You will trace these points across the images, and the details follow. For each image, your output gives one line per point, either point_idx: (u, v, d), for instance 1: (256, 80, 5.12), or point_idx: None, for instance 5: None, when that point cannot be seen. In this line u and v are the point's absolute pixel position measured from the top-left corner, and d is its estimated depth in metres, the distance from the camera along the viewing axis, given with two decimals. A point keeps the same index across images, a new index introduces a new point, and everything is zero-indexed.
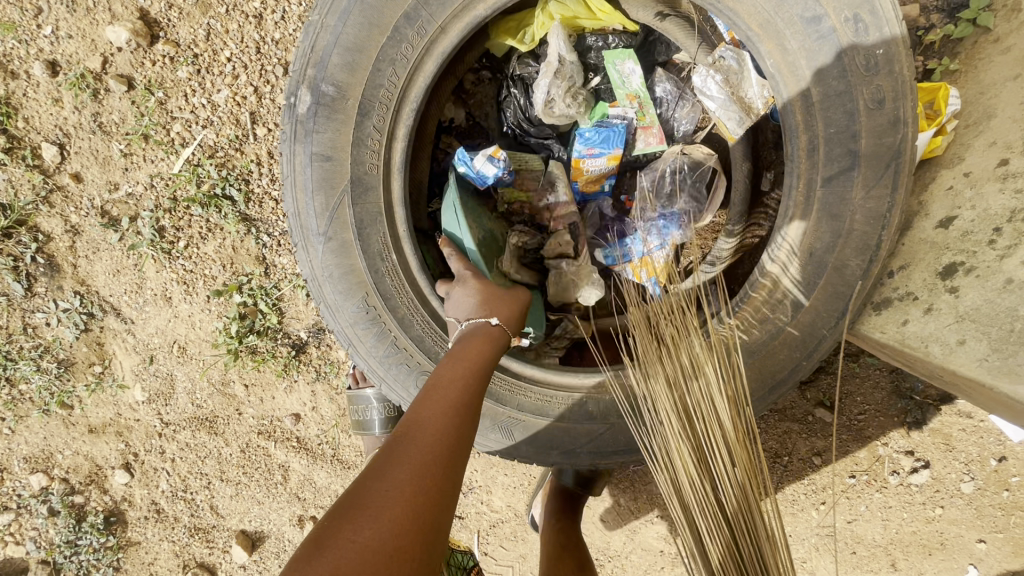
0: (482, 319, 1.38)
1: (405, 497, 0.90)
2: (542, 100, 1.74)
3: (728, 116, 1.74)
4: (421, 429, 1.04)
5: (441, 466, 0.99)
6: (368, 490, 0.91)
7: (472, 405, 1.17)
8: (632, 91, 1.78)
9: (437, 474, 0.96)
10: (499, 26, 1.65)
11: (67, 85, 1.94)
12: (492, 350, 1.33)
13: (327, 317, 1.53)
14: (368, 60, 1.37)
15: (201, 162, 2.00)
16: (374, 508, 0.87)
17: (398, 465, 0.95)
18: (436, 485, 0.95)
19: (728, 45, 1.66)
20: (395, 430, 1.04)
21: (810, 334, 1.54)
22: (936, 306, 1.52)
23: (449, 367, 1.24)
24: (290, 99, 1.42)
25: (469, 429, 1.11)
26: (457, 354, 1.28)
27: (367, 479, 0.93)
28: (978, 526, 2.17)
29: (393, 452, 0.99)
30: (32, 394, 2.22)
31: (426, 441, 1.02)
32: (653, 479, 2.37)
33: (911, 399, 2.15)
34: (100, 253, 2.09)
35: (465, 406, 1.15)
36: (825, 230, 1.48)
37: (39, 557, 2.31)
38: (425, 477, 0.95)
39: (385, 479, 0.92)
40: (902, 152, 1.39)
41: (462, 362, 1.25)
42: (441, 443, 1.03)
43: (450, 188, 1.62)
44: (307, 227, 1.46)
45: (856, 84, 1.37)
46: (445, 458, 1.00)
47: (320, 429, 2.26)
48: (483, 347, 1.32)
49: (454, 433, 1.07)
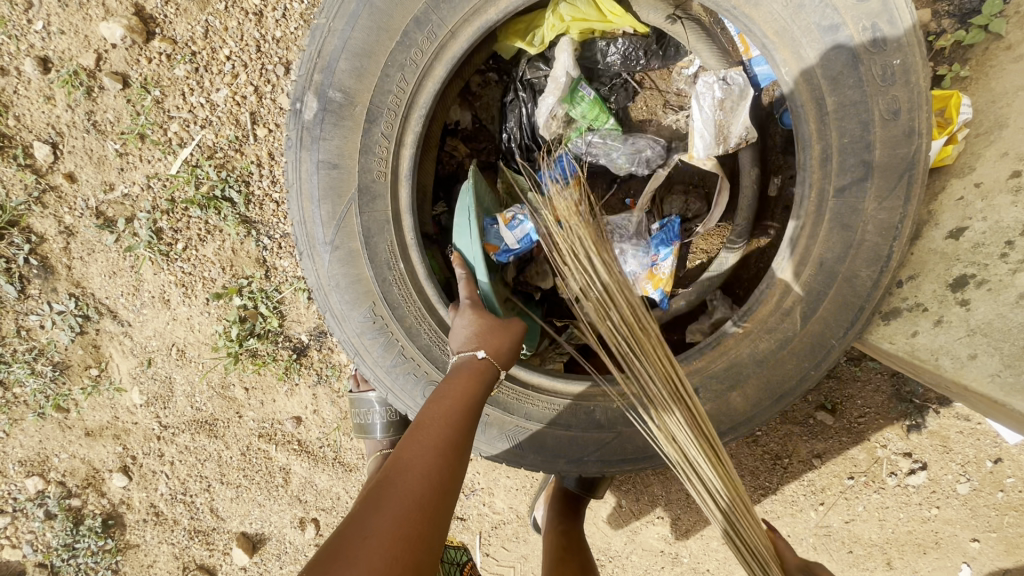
0: (468, 352, 1.34)
1: (381, 551, 0.87)
2: (546, 113, 1.73)
3: (701, 135, 1.68)
4: (405, 473, 1.02)
5: (423, 513, 0.97)
6: (345, 541, 0.88)
7: (458, 446, 1.15)
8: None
9: (417, 525, 0.94)
10: (511, 26, 1.62)
11: (59, 83, 1.88)
12: (481, 386, 1.30)
13: (332, 326, 1.50)
14: (376, 65, 1.34)
15: (199, 163, 1.96)
16: (350, 561, 0.84)
17: (379, 513, 0.93)
18: (416, 537, 0.92)
19: (743, 73, 1.62)
20: (378, 475, 1.02)
21: (818, 343, 1.54)
22: (946, 318, 1.54)
23: (437, 403, 1.22)
24: (295, 105, 1.38)
25: (455, 473, 1.09)
26: (446, 389, 1.26)
27: (347, 526, 0.91)
28: (972, 525, 2.21)
29: (374, 497, 0.97)
30: (27, 397, 2.18)
31: (409, 487, 0.99)
32: (655, 480, 2.37)
33: (911, 403, 2.16)
34: (95, 254, 2.04)
35: (450, 446, 1.12)
36: (836, 241, 1.47)
37: (37, 559, 2.28)
38: (405, 527, 0.92)
39: (364, 527, 0.91)
40: (915, 163, 1.38)
41: (448, 401, 1.23)
42: (424, 490, 1.00)
43: (466, 189, 1.50)
44: (313, 235, 1.43)
45: (872, 95, 1.36)
46: (429, 504, 0.99)
47: (321, 432, 2.24)
48: (470, 385, 1.29)
49: (440, 478, 1.04)
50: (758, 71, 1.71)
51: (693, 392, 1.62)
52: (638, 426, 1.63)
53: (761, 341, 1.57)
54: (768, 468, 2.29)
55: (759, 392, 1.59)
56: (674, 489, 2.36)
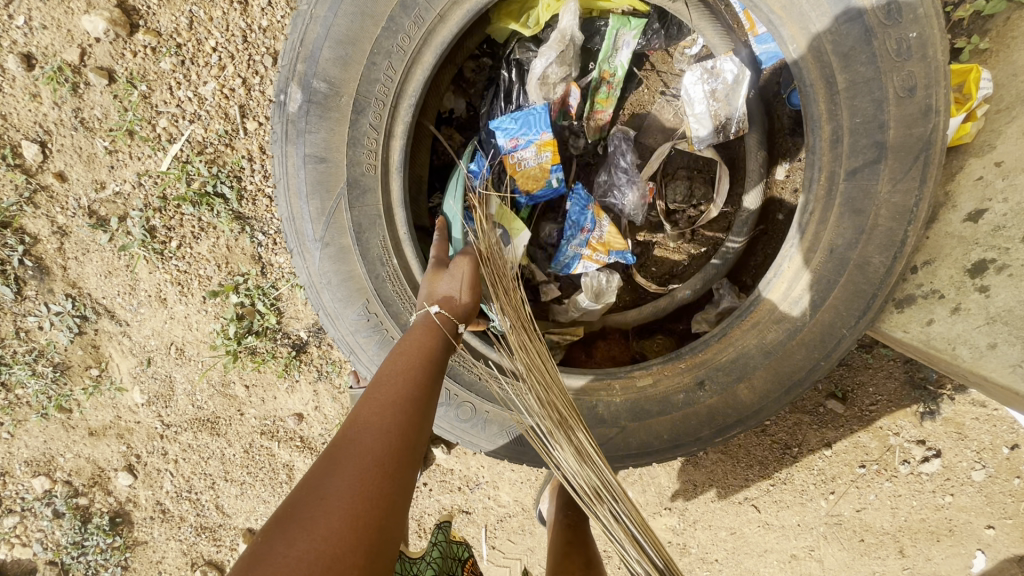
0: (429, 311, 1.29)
1: (340, 511, 0.82)
2: (536, 74, 1.64)
3: (699, 124, 1.72)
4: (363, 428, 0.96)
5: (386, 470, 0.91)
6: (305, 504, 0.83)
7: (422, 398, 1.08)
8: (614, 67, 1.73)
9: (380, 483, 0.89)
10: (502, 7, 1.55)
11: (44, 79, 1.83)
12: (442, 342, 1.24)
13: (326, 325, 1.47)
14: (362, 53, 1.28)
15: (190, 159, 1.92)
16: (310, 525, 0.80)
17: (339, 473, 0.88)
18: (380, 495, 0.87)
19: (733, 58, 1.60)
20: (335, 434, 0.96)
21: (828, 333, 1.48)
22: (965, 306, 1.48)
23: (398, 358, 1.15)
24: (279, 97, 1.33)
25: (418, 427, 1.03)
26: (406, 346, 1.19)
27: (305, 489, 0.86)
28: (987, 513, 2.16)
29: (333, 459, 0.91)
30: (29, 398, 2.17)
31: (368, 446, 0.93)
32: (661, 471, 2.34)
33: (925, 389, 2.10)
34: (90, 254, 2.01)
35: (413, 400, 1.06)
36: (847, 226, 1.41)
37: (47, 557, 2.30)
38: (369, 486, 0.87)
39: (325, 490, 0.85)
40: (932, 142, 1.30)
41: (407, 357, 1.16)
42: (387, 447, 0.95)
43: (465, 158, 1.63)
44: (302, 232, 1.39)
45: (885, 71, 1.29)
46: (390, 459, 0.93)
47: (323, 428, 2.22)
48: (429, 339, 1.22)
49: (401, 433, 0.98)
50: (763, 49, 1.68)
51: (699, 385, 1.57)
52: (644, 421, 1.60)
53: (769, 332, 1.52)
54: (777, 457, 2.24)
55: (767, 384, 1.54)
56: (682, 480, 2.32)
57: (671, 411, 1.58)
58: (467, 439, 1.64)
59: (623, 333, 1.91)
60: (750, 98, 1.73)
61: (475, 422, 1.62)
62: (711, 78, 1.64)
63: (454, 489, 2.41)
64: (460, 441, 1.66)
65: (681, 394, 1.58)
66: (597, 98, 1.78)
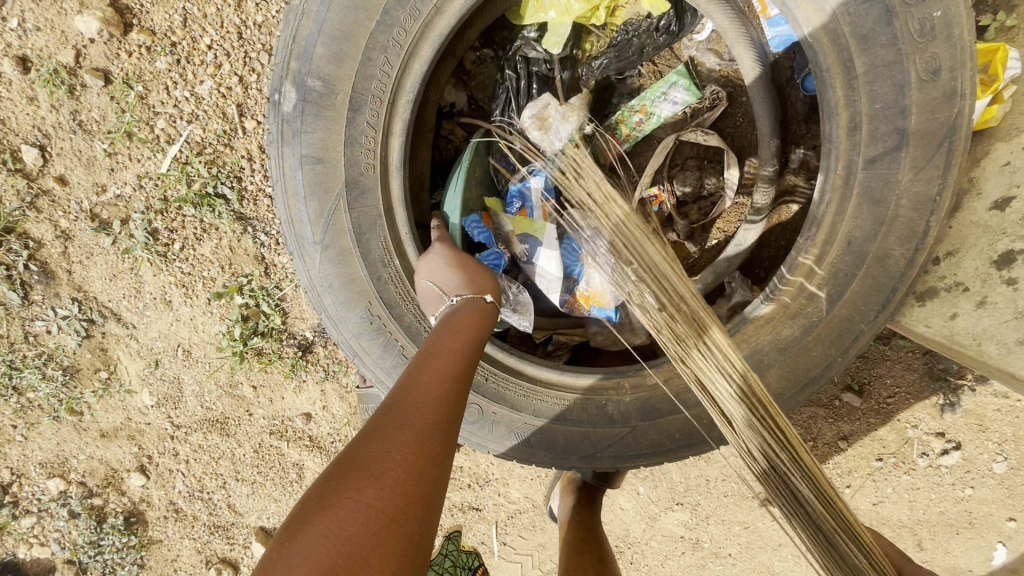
0: (473, 295, 1.29)
1: (402, 464, 0.86)
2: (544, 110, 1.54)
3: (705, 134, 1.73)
4: (420, 394, 1.00)
5: (439, 433, 0.95)
6: (367, 456, 0.87)
7: (469, 374, 1.12)
8: (654, 108, 1.72)
9: (437, 444, 0.93)
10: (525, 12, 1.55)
11: (41, 82, 1.81)
12: (489, 324, 1.28)
13: (329, 328, 1.44)
14: (357, 49, 1.24)
15: (189, 160, 1.90)
16: (376, 475, 0.83)
17: (399, 431, 0.92)
18: (435, 454, 0.91)
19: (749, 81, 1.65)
20: (391, 395, 1.00)
21: (846, 329, 1.43)
22: (991, 299, 1.46)
23: (447, 332, 1.19)
24: (274, 96, 1.30)
25: (463, 399, 1.07)
26: (455, 321, 1.22)
27: (366, 441, 0.90)
28: (1009, 505, 2.09)
29: (390, 418, 0.94)
30: (40, 402, 2.18)
31: (424, 409, 0.97)
32: (673, 467, 2.31)
33: (945, 381, 2.04)
34: (94, 258, 2.01)
35: (462, 374, 1.10)
36: (866, 217, 1.35)
37: (65, 557, 2.33)
38: (426, 446, 0.91)
39: (386, 443, 0.89)
40: (957, 127, 1.24)
41: (457, 333, 1.19)
42: (440, 412, 0.99)
43: (468, 149, 1.56)
44: (302, 235, 1.36)
45: (908, 53, 1.22)
46: (444, 424, 0.97)
47: (332, 427, 2.21)
48: (477, 320, 1.25)
49: (452, 403, 1.02)
50: (775, 32, 1.62)
51: None
52: (656, 420, 1.55)
53: (783, 328, 1.47)
54: None
55: (781, 381, 1.49)
56: (693, 475, 2.29)
57: (683, 410, 1.54)
58: (474, 440, 1.61)
59: None
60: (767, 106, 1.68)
61: (482, 424, 1.59)
62: (672, 95, 1.70)
63: (463, 487, 2.39)
64: (467, 443, 1.63)
65: (692, 393, 1.53)
66: (621, 121, 1.73)
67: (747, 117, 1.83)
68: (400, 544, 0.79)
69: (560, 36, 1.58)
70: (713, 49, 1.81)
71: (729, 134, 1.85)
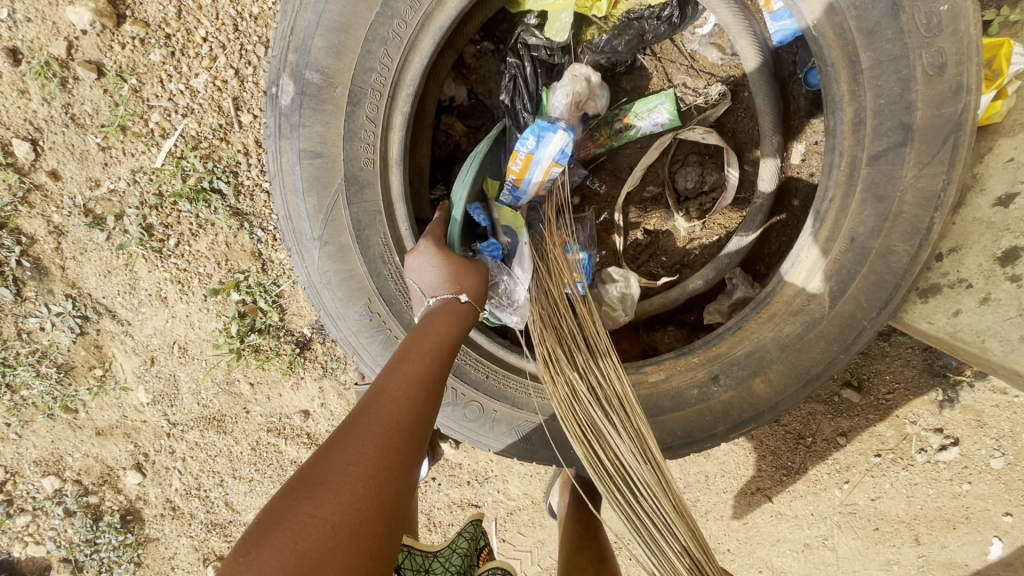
0: (448, 295, 1.24)
1: (361, 478, 0.84)
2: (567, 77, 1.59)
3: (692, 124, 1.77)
4: (385, 399, 0.97)
5: (401, 444, 0.93)
6: (326, 468, 0.85)
7: (439, 378, 1.09)
8: (636, 124, 1.78)
9: (399, 454, 0.91)
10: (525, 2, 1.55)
11: (32, 74, 1.78)
12: (466, 323, 1.23)
13: (328, 325, 1.43)
14: (355, 41, 1.22)
15: (184, 155, 1.87)
16: (333, 490, 0.82)
17: (360, 440, 0.89)
18: (394, 468, 0.89)
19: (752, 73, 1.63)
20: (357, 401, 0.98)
21: (849, 325, 1.42)
22: (994, 296, 1.45)
23: (420, 333, 1.14)
24: (271, 90, 1.28)
25: (433, 404, 1.04)
26: (429, 321, 1.17)
27: (327, 452, 0.88)
28: (1005, 500, 2.10)
29: (354, 427, 0.92)
30: (34, 399, 2.15)
31: (389, 417, 0.95)
32: (673, 463, 2.30)
33: (944, 377, 2.04)
34: (88, 254, 1.98)
35: (431, 379, 1.06)
36: (869, 214, 1.34)
37: (61, 555, 2.30)
38: (385, 462, 0.88)
39: (346, 455, 0.87)
40: (962, 123, 1.23)
41: (430, 334, 1.14)
42: (406, 421, 0.96)
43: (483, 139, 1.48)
44: (300, 231, 1.35)
45: (913, 47, 1.21)
46: (409, 432, 0.95)
47: (330, 424, 2.20)
48: (452, 322, 1.19)
49: (419, 410, 1.00)
50: (778, 26, 1.62)
51: (713, 380, 1.51)
52: (657, 418, 1.54)
53: (785, 325, 1.46)
54: (790, 447, 2.20)
55: (784, 378, 1.48)
56: (693, 472, 2.29)
57: (684, 407, 1.53)
58: (475, 438, 1.60)
59: (632, 326, 1.86)
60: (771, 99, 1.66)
61: (483, 422, 1.58)
62: (655, 116, 1.77)
63: (462, 484, 2.38)
64: (468, 441, 1.62)
65: (694, 390, 1.52)
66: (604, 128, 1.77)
67: (748, 112, 1.81)
68: (354, 561, 0.79)
69: (562, 23, 1.56)
70: (716, 43, 1.79)
71: (731, 129, 1.83)
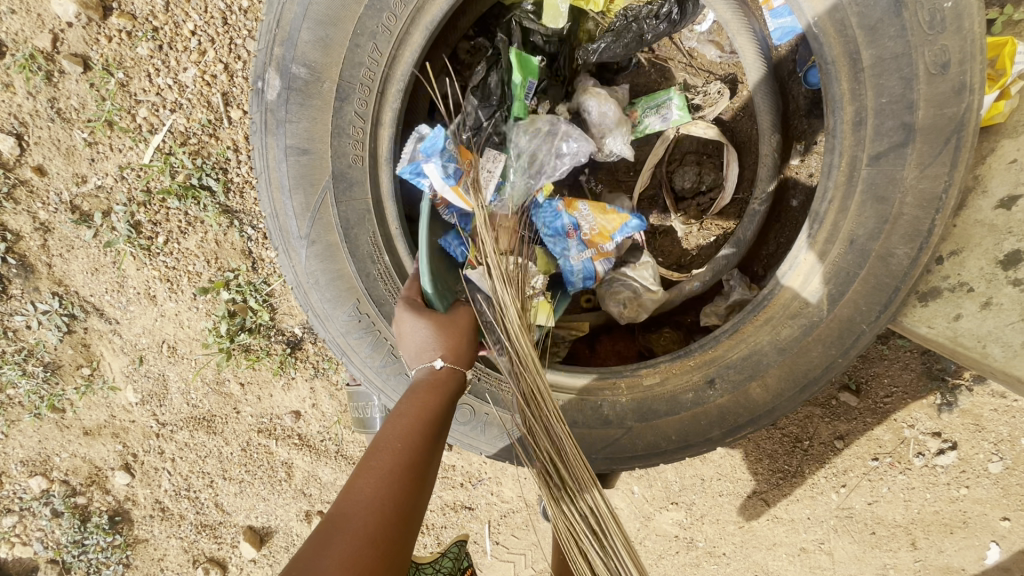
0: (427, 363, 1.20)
1: None
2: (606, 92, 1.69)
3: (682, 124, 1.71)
4: (356, 499, 0.90)
5: (373, 549, 0.85)
6: None
7: (422, 462, 1.01)
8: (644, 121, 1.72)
9: (369, 563, 0.83)
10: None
11: (16, 68, 1.74)
12: (447, 395, 1.16)
13: (316, 326, 1.40)
14: (344, 35, 1.19)
15: (173, 151, 1.84)
16: None
17: (325, 553, 0.82)
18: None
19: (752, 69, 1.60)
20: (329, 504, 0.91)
21: (848, 329, 1.39)
22: (996, 300, 1.43)
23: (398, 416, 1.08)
24: (257, 84, 1.25)
25: (416, 494, 0.96)
26: (406, 401, 1.11)
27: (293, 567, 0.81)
28: (1003, 504, 2.08)
29: (322, 535, 0.85)
30: (21, 398, 2.12)
31: (359, 520, 0.87)
32: (668, 466, 2.27)
33: (943, 380, 2.02)
34: (75, 251, 1.94)
35: (411, 466, 0.99)
36: (869, 215, 1.31)
37: (48, 556, 2.27)
38: (355, 570, 0.81)
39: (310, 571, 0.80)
40: (965, 124, 1.20)
41: (407, 417, 1.07)
42: (379, 522, 0.88)
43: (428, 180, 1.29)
44: (287, 230, 1.31)
45: (916, 45, 1.18)
46: (382, 535, 0.87)
47: (321, 425, 2.17)
48: (431, 398, 1.13)
49: (396, 505, 0.92)
50: (778, 24, 1.58)
51: (709, 383, 1.49)
52: (651, 422, 1.52)
53: (783, 328, 1.43)
54: (787, 450, 2.17)
55: (781, 382, 1.46)
56: (688, 475, 2.26)
57: (679, 411, 1.50)
58: (466, 441, 1.57)
59: (628, 328, 1.83)
60: (771, 95, 1.62)
61: (474, 425, 1.55)
62: (664, 112, 1.70)
63: (455, 486, 2.35)
64: (459, 444, 1.59)
65: (689, 393, 1.50)
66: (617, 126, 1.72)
67: (747, 111, 1.78)
68: None
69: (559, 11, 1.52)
70: (714, 41, 1.77)
71: (729, 128, 1.80)
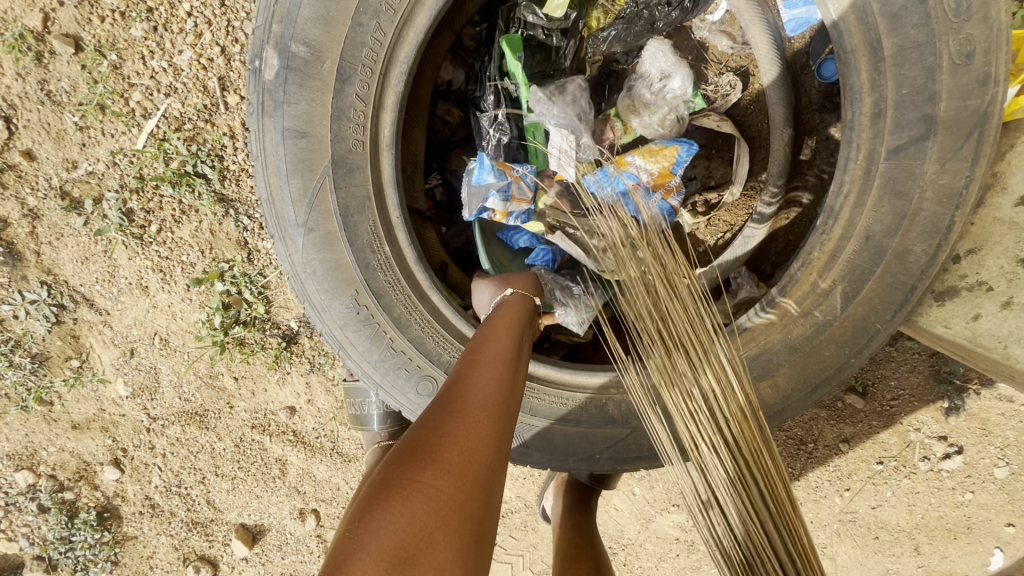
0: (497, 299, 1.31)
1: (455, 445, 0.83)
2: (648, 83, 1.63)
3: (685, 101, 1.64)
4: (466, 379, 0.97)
5: (488, 416, 0.91)
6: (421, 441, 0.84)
7: (515, 359, 1.08)
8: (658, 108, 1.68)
9: (487, 423, 0.89)
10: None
11: (5, 48, 1.69)
12: (526, 314, 1.23)
13: (312, 317, 1.34)
14: (346, 12, 1.14)
15: (167, 136, 1.78)
16: (431, 456, 0.80)
17: (446, 414, 0.88)
18: (469, 487, 0.79)
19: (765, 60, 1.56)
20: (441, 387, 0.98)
21: (862, 328, 1.35)
22: (1016, 299, 1.40)
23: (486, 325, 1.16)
24: (255, 63, 1.20)
25: (515, 383, 1.03)
26: (492, 316, 1.19)
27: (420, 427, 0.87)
28: (1009, 510, 2.05)
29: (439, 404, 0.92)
30: (8, 390, 2.06)
31: (472, 392, 0.94)
32: None
33: (950, 383, 1.98)
34: (64, 239, 1.89)
35: (508, 359, 1.06)
36: (886, 211, 1.27)
37: (33, 553, 2.21)
38: (475, 426, 0.87)
39: (438, 427, 0.86)
40: (989, 116, 1.17)
41: (496, 325, 1.15)
42: (488, 393, 0.94)
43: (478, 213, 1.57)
44: (283, 217, 1.26)
45: (940, 33, 1.14)
46: (494, 405, 0.93)
47: (317, 422, 2.12)
48: (513, 312, 1.21)
49: (500, 386, 0.98)
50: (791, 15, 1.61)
51: None
52: None
53: (795, 326, 1.39)
54: (791, 453, 2.13)
55: (791, 382, 1.41)
56: None
57: None
58: None
59: None
60: (783, 88, 1.57)
61: None
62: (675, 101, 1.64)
63: None
64: None
65: None
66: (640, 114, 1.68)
67: (759, 104, 1.74)
68: (458, 523, 0.74)
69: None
70: (726, 31, 1.72)
71: (740, 122, 1.76)
